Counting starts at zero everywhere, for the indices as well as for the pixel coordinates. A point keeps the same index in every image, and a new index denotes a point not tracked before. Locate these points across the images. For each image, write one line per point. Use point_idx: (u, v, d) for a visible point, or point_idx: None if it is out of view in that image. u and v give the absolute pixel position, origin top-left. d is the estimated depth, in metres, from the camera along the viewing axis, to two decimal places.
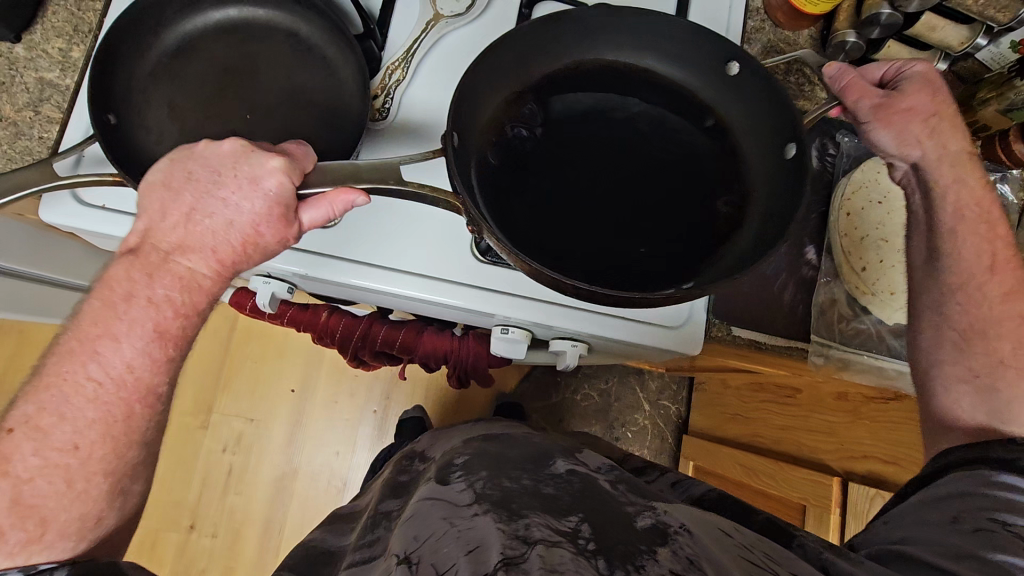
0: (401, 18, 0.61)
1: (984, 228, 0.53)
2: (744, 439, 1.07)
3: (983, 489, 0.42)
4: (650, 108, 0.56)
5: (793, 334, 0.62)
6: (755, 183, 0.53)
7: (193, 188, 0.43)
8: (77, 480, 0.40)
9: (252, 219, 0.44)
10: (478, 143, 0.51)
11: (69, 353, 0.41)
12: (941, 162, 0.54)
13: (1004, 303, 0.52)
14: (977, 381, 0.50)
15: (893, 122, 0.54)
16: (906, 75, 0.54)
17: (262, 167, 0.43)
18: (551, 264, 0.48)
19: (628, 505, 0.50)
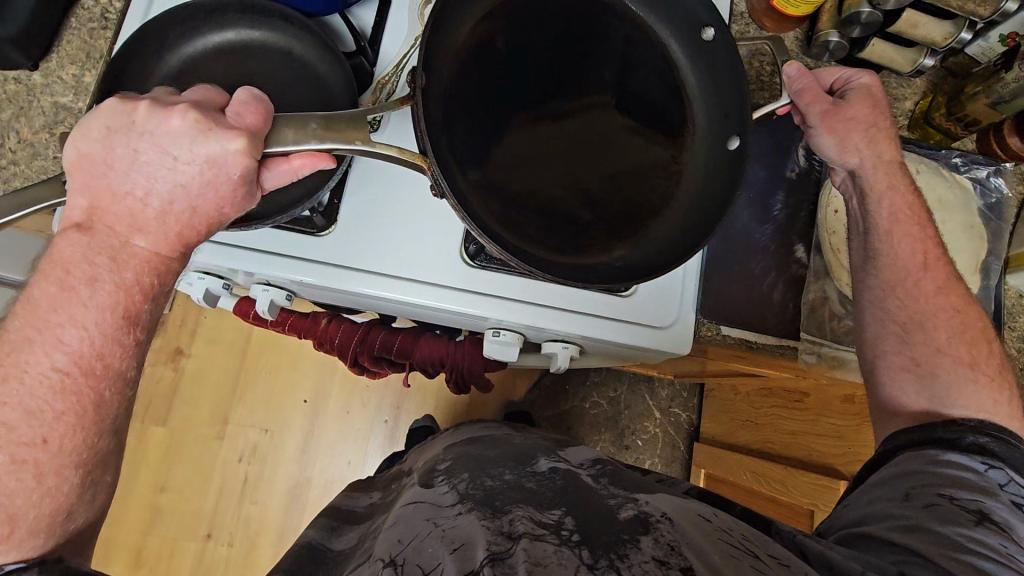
0: (392, 34, 0.63)
1: (917, 230, 0.56)
2: (755, 446, 1.05)
3: (929, 468, 0.47)
4: (613, 43, 0.57)
5: (784, 333, 0.62)
6: (694, 156, 0.56)
7: (145, 168, 0.42)
8: (47, 475, 0.40)
9: (217, 201, 0.44)
10: (441, 69, 0.51)
11: (26, 342, 0.40)
12: (878, 168, 0.57)
13: (937, 295, 0.55)
14: (918, 370, 0.53)
15: (837, 130, 0.57)
16: (853, 85, 0.58)
17: (221, 150, 0.42)
18: (500, 218, 0.51)
19: (610, 498, 0.50)
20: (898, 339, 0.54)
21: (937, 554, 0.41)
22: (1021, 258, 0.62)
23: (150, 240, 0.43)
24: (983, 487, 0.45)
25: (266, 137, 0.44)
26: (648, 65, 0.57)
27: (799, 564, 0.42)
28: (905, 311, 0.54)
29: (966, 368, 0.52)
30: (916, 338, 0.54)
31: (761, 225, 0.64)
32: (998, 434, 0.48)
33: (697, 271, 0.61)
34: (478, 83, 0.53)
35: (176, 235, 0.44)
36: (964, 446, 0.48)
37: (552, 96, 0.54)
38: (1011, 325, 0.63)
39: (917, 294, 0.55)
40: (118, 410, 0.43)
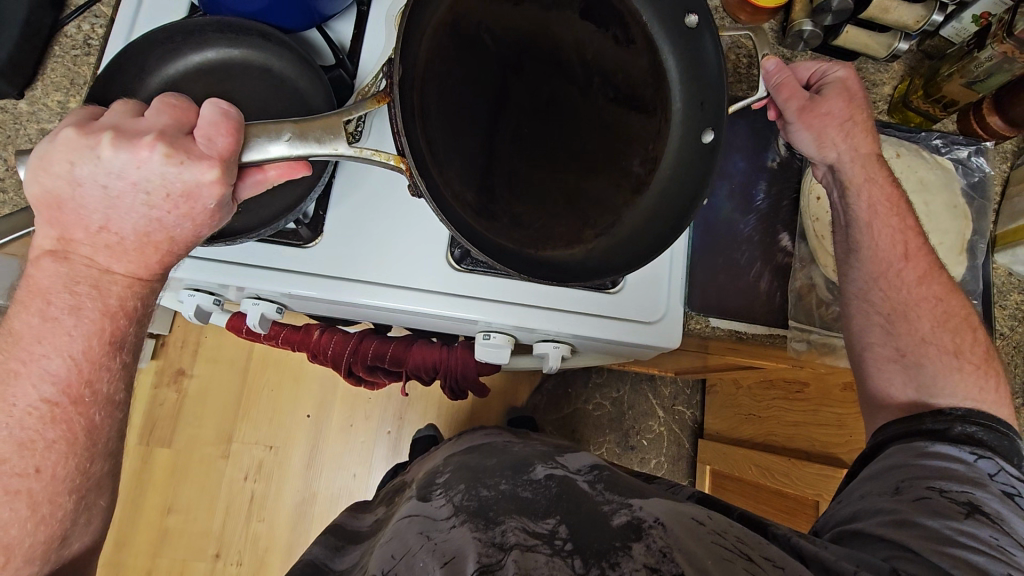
0: (370, 45, 0.64)
1: (896, 220, 0.57)
2: (760, 439, 1.04)
3: (918, 460, 0.48)
4: (595, 29, 0.56)
5: (772, 322, 0.62)
6: (669, 142, 0.57)
7: (116, 203, 0.42)
8: (41, 504, 0.41)
9: (194, 228, 0.44)
10: (422, 58, 0.50)
11: (12, 374, 0.41)
12: (855, 163, 0.57)
13: (919, 284, 0.56)
14: (904, 360, 0.55)
15: (815, 126, 0.58)
16: (828, 80, 0.59)
17: (196, 183, 0.42)
18: (477, 212, 0.51)
19: (604, 504, 0.50)
20: (884, 330, 0.56)
21: (924, 548, 0.41)
22: (1007, 237, 0.62)
23: (128, 266, 0.44)
24: (972, 477, 0.46)
25: (240, 155, 0.43)
26: (629, 51, 0.57)
27: (790, 563, 0.42)
28: (887, 302, 0.56)
29: (950, 356, 0.54)
30: (901, 328, 0.56)
31: (744, 216, 0.64)
32: (984, 422, 0.50)
33: (683, 265, 0.61)
34: (455, 70, 0.52)
35: (153, 262, 0.44)
36: (952, 437, 0.49)
37: (530, 84, 0.54)
38: (1000, 305, 0.63)
39: (902, 286, 0.56)
40: (108, 434, 0.44)
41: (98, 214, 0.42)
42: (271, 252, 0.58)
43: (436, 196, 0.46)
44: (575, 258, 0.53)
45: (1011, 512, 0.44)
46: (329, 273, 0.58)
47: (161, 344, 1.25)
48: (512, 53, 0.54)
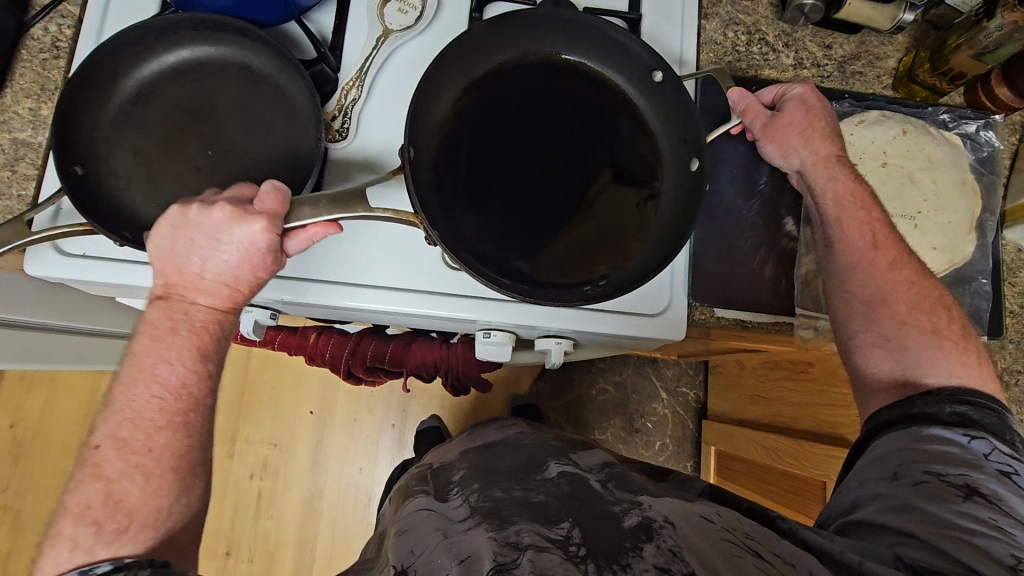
0: (353, 37, 0.61)
1: (862, 214, 0.56)
2: (765, 421, 1.04)
3: (916, 445, 0.47)
4: (580, 98, 0.59)
5: (778, 309, 0.60)
6: (665, 180, 0.57)
7: (195, 251, 0.48)
8: (153, 476, 0.46)
9: (252, 271, 0.50)
10: (429, 149, 0.56)
11: (132, 380, 0.48)
12: (817, 165, 0.58)
13: (891, 270, 0.55)
14: (888, 345, 0.54)
15: (778, 139, 0.58)
16: (788, 98, 0.59)
17: (253, 233, 0.48)
18: (496, 266, 0.54)
19: (614, 505, 0.49)
20: (864, 316, 0.55)
21: (929, 533, 0.42)
22: (1018, 212, 0.61)
23: (209, 300, 0.50)
24: (967, 459, 0.45)
25: (285, 217, 0.49)
26: (608, 110, 0.59)
27: (805, 561, 0.42)
28: (867, 289, 0.55)
29: (930, 336, 0.53)
30: (880, 313, 0.55)
31: (747, 200, 0.62)
32: (975, 400, 0.49)
33: (687, 253, 0.59)
34: (464, 154, 0.56)
35: (231, 299, 0.51)
36: (945, 419, 0.48)
37: (526, 149, 0.56)
38: (1010, 282, 0.62)
39: (875, 273, 0.55)
40: (202, 427, 0.49)
41: (187, 267, 0.49)
42: None
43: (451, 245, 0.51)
44: (589, 288, 0.54)
45: (1010, 493, 0.43)
46: (319, 278, 0.57)
47: None
48: (508, 125, 0.57)
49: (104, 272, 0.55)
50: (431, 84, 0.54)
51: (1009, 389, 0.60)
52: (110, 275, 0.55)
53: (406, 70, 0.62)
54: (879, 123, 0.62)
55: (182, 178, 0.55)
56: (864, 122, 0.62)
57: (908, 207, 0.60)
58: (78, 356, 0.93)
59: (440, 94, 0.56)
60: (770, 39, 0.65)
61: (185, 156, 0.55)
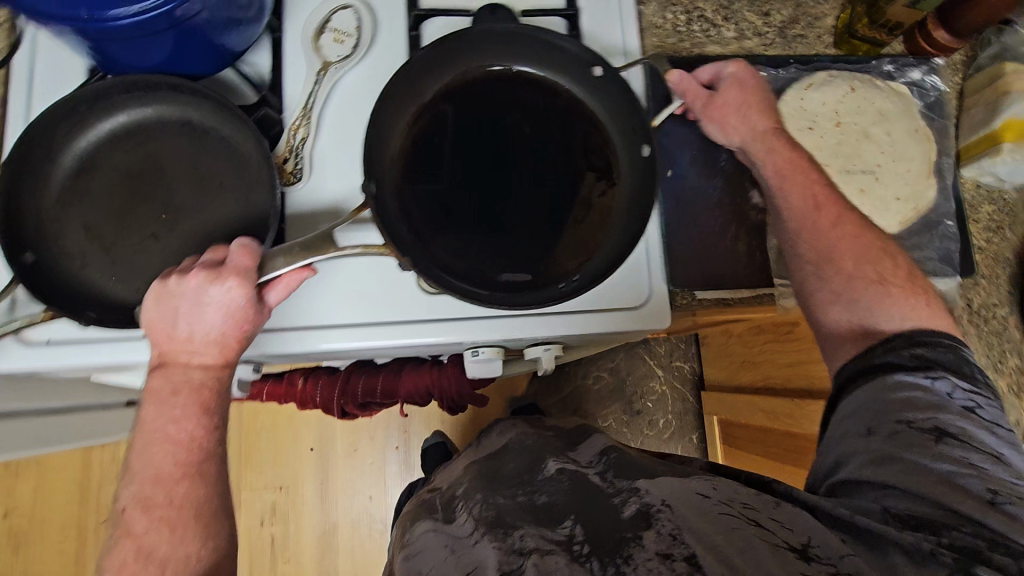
0: (291, 75, 0.60)
1: (802, 179, 0.56)
2: (757, 384, 1.06)
3: (887, 396, 0.47)
4: (528, 105, 0.58)
5: (757, 282, 0.60)
6: (621, 170, 0.57)
7: (181, 316, 0.46)
8: (178, 524, 0.45)
9: (236, 323, 0.48)
10: (391, 173, 0.55)
11: (146, 443, 0.46)
12: (755, 141, 0.57)
13: (835, 229, 0.55)
14: (841, 300, 0.54)
15: (717, 119, 0.58)
16: (724, 76, 0.59)
17: (231, 287, 0.46)
18: (472, 279, 0.54)
19: (614, 496, 0.49)
20: (816, 275, 0.55)
21: (912, 483, 0.42)
22: (969, 152, 0.62)
23: (203, 360, 0.48)
24: (933, 402, 0.46)
25: (258, 268, 0.48)
26: (558, 113, 0.58)
27: (801, 521, 0.42)
28: (814, 250, 0.55)
29: (877, 286, 0.53)
30: (828, 271, 0.54)
31: (710, 179, 0.61)
32: (930, 340, 0.49)
33: (659, 242, 0.59)
34: (427, 173, 0.56)
35: (227, 356, 0.48)
36: (907, 364, 0.48)
37: (484, 160, 0.56)
38: (974, 219, 0.63)
39: (820, 235, 0.55)
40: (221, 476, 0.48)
41: (176, 334, 0.47)
42: None
43: (427, 268, 0.51)
44: (563, 286, 0.53)
45: (975, 428, 0.45)
46: (295, 326, 0.56)
47: None
48: (464, 141, 0.57)
49: (72, 356, 0.53)
50: (379, 115, 0.54)
51: (988, 322, 0.61)
52: (78, 358, 0.53)
53: (353, 98, 0.61)
54: (827, 84, 0.62)
55: (138, 247, 0.53)
56: (812, 86, 0.62)
57: (867, 161, 0.60)
58: (63, 434, 0.91)
59: (393, 125, 0.56)
60: (710, 16, 0.65)
61: (137, 223, 0.54)
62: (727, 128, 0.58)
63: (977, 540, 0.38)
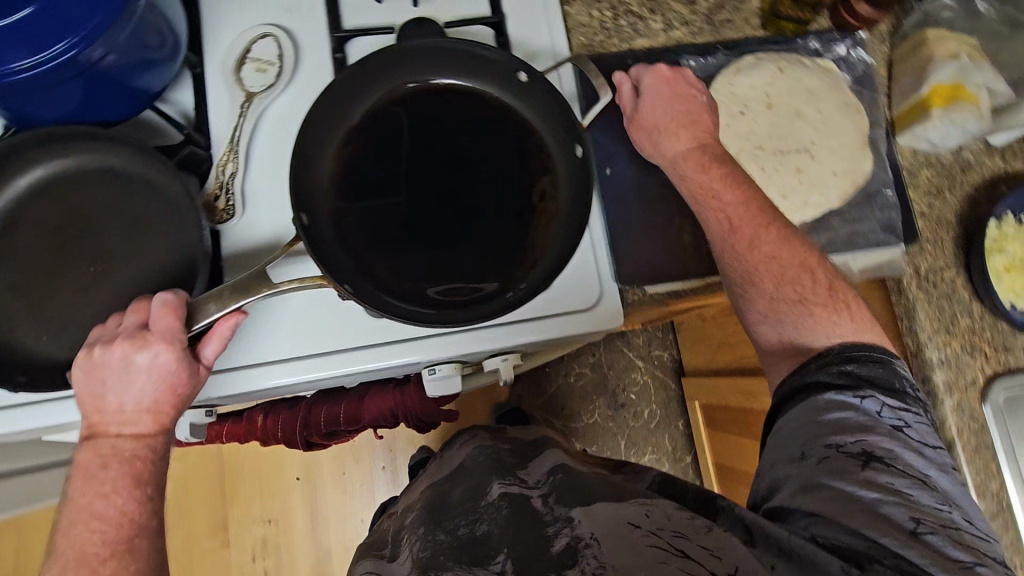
0: (215, 109, 0.59)
1: (715, 201, 0.55)
2: (736, 367, 1.06)
3: (818, 418, 0.47)
4: (459, 117, 0.58)
5: (705, 271, 0.60)
6: (557, 172, 0.57)
7: (109, 387, 0.46)
8: None
9: (168, 387, 0.47)
10: (325, 201, 0.54)
11: (73, 521, 0.45)
12: (670, 162, 0.57)
13: (755, 250, 0.54)
14: (768, 321, 0.53)
15: (640, 134, 0.59)
16: (644, 88, 0.59)
17: (157, 352, 0.46)
18: (418, 298, 0.53)
19: (549, 526, 0.50)
20: (741, 297, 0.55)
21: (840, 512, 0.43)
22: (901, 121, 0.63)
23: (135, 428, 0.47)
24: (862, 424, 0.46)
25: (187, 323, 0.48)
26: (489, 122, 0.58)
27: (730, 551, 0.42)
28: (737, 272, 0.55)
29: (800, 306, 0.52)
30: (750, 295, 0.54)
31: (650, 175, 0.61)
32: (860, 355, 0.49)
33: (603, 241, 0.59)
34: (363, 196, 0.55)
35: (162, 422, 0.48)
36: (837, 382, 0.48)
37: (419, 177, 0.55)
38: (913, 185, 0.63)
39: (739, 258, 0.54)
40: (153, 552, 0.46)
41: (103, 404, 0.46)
42: None
43: (369, 294, 0.50)
44: (510, 295, 0.53)
45: (901, 448, 0.45)
46: (241, 364, 0.55)
47: None
48: (396, 160, 0.56)
49: (12, 422, 0.52)
50: (305, 143, 0.53)
51: (937, 286, 0.61)
52: (20, 423, 0.52)
53: (282, 126, 0.59)
54: (755, 67, 0.62)
55: (70, 304, 0.52)
56: (740, 71, 0.62)
57: (800, 140, 0.61)
58: None
59: (320, 153, 0.55)
60: (637, 8, 0.65)
61: (68, 278, 0.52)
62: (648, 150, 0.58)
63: (897, 573, 0.39)
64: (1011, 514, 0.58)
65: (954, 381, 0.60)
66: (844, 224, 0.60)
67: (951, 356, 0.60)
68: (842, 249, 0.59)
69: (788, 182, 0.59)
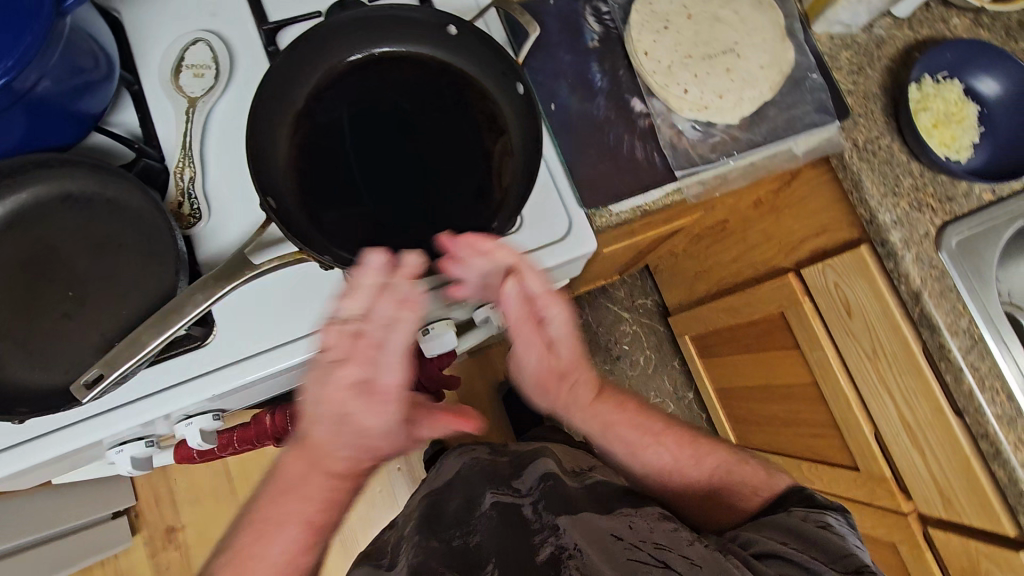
0: (161, 121, 0.59)
1: (637, 433, 0.69)
2: (716, 290, 1.09)
3: (803, 523, 0.58)
4: (401, 84, 0.59)
5: (662, 181, 0.61)
6: (505, 115, 0.59)
7: (333, 434, 0.50)
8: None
9: (380, 441, 0.52)
10: (287, 184, 0.55)
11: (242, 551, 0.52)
12: (584, 411, 0.68)
13: (653, 444, 0.69)
14: (700, 493, 0.68)
15: (544, 378, 0.63)
16: (556, 322, 0.58)
17: (374, 415, 0.50)
18: (398, 257, 0.54)
19: (536, 536, 0.60)
20: (655, 477, 0.69)
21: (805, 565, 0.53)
22: (813, 9, 0.66)
23: (347, 452, 0.52)
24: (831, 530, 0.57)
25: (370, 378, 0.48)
26: (431, 82, 0.60)
27: (702, 560, 0.53)
28: (659, 466, 0.68)
29: (704, 483, 0.68)
30: (671, 476, 0.68)
31: (593, 101, 0.63)
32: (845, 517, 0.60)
33: (563, 172, 0.60)
34: (325, 172, 0.56)
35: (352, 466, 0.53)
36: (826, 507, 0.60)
37: (376, 144, 0.57)
38: (836, 67, 0.67)
39: (661, 461, 0.68)
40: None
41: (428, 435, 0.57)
42: (178, 378, 0.53)
43: (349, 259, 0.52)
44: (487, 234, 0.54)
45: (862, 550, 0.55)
46: (235, 360, 0.54)
47: (136, 515, 1.23)
48: (351, 134, 0.57)
49: (22, 462, 0.51)
50: (256, 130, 0.54)
51: (877, 155, 0.65)
52: (30, 462, 0.51)
53: (230, 124, 0.60)
54: None
55: (55, 332, 0.52)
56: None
57: (725, 42, 0.63)
58: None
59: (275, 140, 0.56)
60: None
61: (47, 310, 0.52)
62: (549, 389, 0.64)
63: None
64: (985, 345, 0.62)
65: (910, 236, 0.64)
66: (781, 112, 0.64)
67: (903, 215, 0.64)
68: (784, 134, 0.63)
69: (721, 81, 0.62)
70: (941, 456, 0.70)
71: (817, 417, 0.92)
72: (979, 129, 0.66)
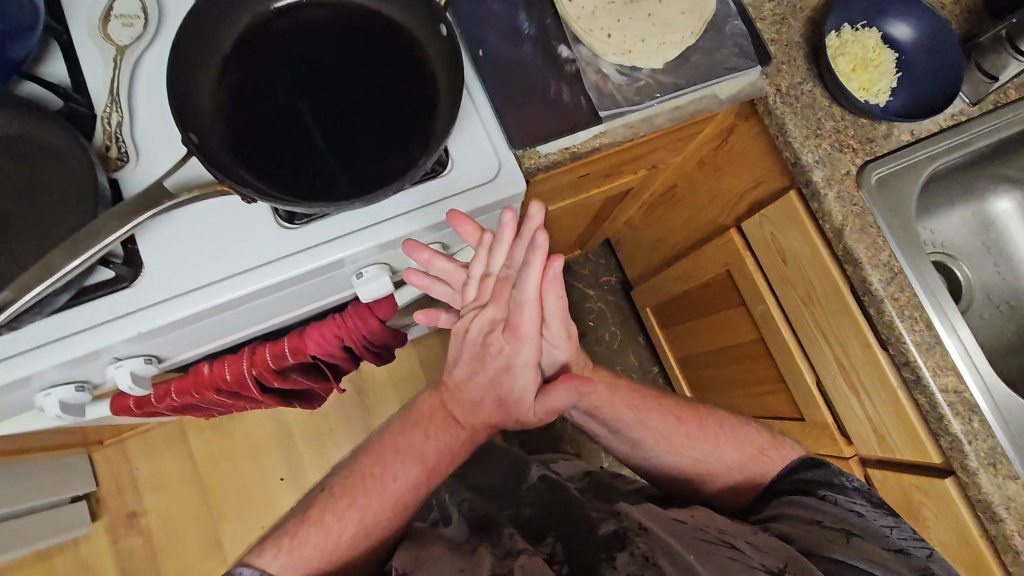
0: (89, 68, 0.60)
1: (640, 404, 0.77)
2: (671, 257, 1.11)
3: (835, 507, 0.64)
4: (330, 29, 0.60)
5: (588, 124, 0.63)
6: (432, 58, 0.60)
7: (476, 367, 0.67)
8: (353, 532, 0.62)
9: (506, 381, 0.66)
10: (212, 124, 0.56)
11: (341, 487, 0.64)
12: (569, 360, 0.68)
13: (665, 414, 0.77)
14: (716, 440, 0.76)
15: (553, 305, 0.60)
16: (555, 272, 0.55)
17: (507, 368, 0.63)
18: (323, 193, 0.55)
19: (594, 511, 0.69)
20: (683, 441, 0.75)
21: (849, 553, 0.58)
22: None
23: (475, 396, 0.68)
24: (864, 518, 0.62)
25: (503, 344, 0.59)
26: (360, 28, 0.60)
27: (772, 552, 0.57)
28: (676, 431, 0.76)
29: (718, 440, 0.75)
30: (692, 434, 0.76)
31: (521, 48, 0.64)
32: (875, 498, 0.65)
33: (491, 116, 0.61)
34: (251, 113, 0.57)
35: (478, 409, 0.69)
36: (859, 492, 0.65)
37: (303, 87, 0.58)
38: (759, 18, 0.69)
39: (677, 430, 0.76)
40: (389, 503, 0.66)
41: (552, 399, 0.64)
42: (104, 314, 0.53)
43: (271, 193, 0.52)
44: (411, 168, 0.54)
45: (889, 534, 0.61)
46: (162, 298, 0.54)
47: (96, 501, 1.22)
48: (278, 78, 0.58)
49: None
50: (177, 71, 0.55)
51: (800, 99, 0.68)
52: None
53: (159, 72, 0.60)
54: None
55: None
56: None
57: None
58: None
59: (198, 81, 0.56)
60: None
61: None
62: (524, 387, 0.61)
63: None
64: (905, 277, 0.64)
65: (831, 175, 0.66)
66: (705, 57, 0.66)
67: (825, 155, 0.66)
68: (707, 79, 0.65)
69: (643, 26, 0.64)
70: (872, 394, 0.72)
71: (767, 374, 0.94)
72: (897, 74, 0.69)
